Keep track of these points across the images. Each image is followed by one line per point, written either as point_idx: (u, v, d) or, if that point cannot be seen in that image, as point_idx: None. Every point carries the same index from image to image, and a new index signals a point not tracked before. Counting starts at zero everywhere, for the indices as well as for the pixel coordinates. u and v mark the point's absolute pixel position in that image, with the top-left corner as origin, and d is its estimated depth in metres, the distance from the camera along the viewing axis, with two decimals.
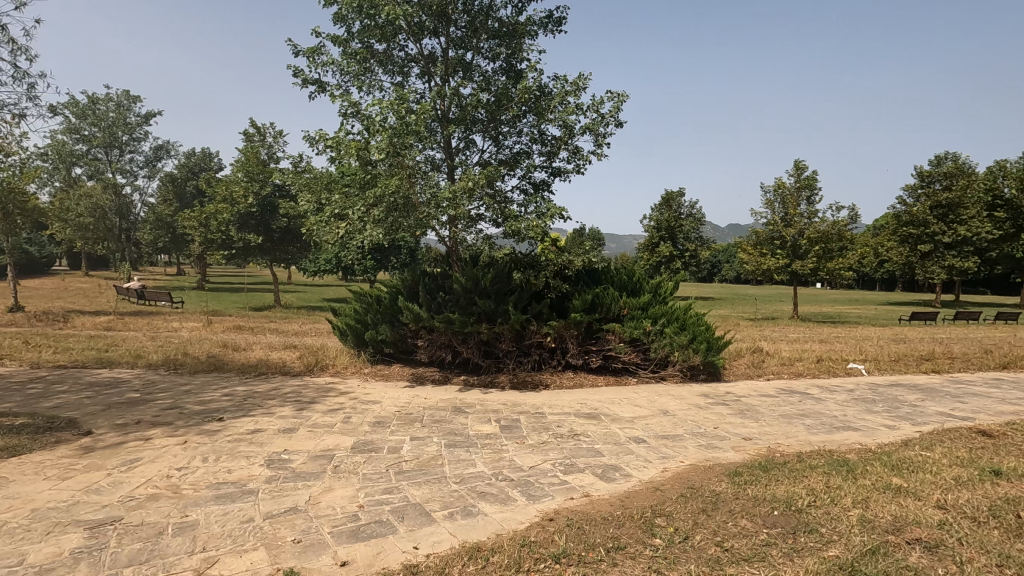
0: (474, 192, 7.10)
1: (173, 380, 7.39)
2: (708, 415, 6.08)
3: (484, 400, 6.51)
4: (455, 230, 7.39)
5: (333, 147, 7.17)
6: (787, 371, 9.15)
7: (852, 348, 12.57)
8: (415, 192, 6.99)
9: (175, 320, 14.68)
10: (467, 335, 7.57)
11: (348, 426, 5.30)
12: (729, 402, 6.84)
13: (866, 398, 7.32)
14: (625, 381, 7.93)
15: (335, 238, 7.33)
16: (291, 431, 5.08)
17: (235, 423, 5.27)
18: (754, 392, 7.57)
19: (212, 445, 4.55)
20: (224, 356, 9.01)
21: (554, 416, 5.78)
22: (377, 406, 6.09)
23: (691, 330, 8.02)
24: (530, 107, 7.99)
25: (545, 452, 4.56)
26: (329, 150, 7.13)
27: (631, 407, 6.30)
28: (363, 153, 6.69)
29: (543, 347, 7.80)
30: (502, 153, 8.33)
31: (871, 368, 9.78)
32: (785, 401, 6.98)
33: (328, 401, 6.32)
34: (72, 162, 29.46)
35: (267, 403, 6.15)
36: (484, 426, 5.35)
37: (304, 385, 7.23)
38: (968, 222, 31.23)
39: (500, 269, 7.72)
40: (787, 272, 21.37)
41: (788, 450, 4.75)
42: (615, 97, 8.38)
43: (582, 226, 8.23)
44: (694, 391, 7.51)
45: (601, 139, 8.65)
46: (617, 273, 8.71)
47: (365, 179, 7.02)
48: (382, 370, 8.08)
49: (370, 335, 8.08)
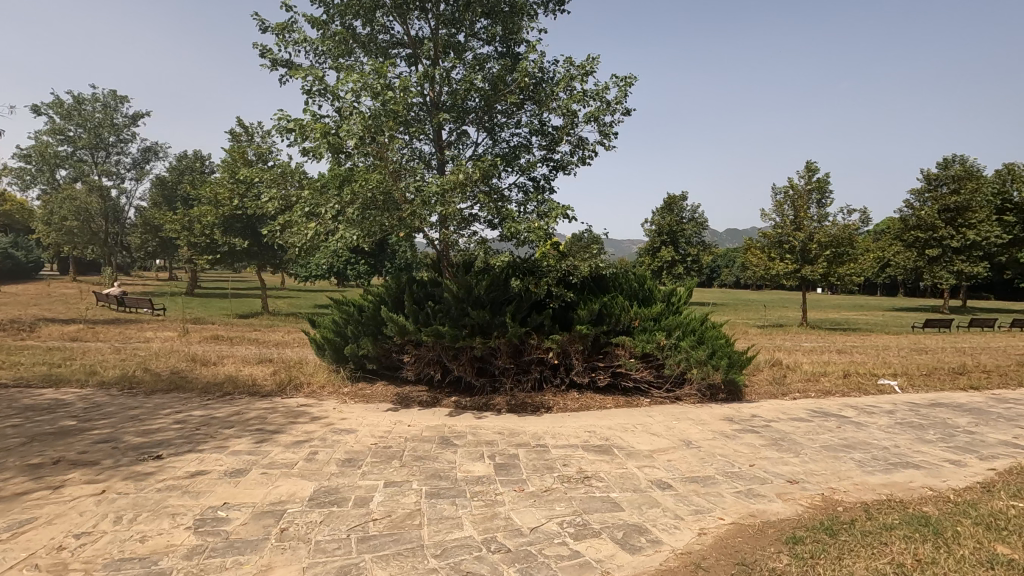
0: (467, 187, 6.25)
1: (123, 402, 6.47)
2: (739, 447, 5.20)
3: (477, 428, 5.61)
4: (446, 231, 6.52)
5: (298, 134, 6.25)
6: (813, 389, 8.25)
7: (876, 360, 11.67)
8: (398, 188, 6.11)
9: (151, 329, 13.78)
10: (458, 350, 6.69)
11: (312, 465, 4.40)
12: (759, 429, 5.94)
13: (912, 423, 6.42)
14: (637, 402, 7.05)
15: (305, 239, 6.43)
16: (240, 475, 4.17)
17: (176, 463, 4.37)
18: (784, 415, 6.68)
19: (134, 498, 3.65)
20: (190, 373, 8.09)
21: (559, 450, 4.89)
22: (351, 437, 5.19)
23: (710, 345, 7.17)
24: (530, 94, 7.15)
25: (550, 505, 3.65)
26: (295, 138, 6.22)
27: (648, 437, 5.41)
28: (333, 141, 5.76)
29: (545, 363, 6.91)
30: (498, 147, 7.50)
31: (904, 385, 8.88)
32: (823, 426, 6.10)
33: (295, 431, 5.41)
34: (57, 164, 28.40)
35: (222, 432, 5.24)
36: (475, 465, 4.45)
37: (272, 408, 6.33)
38: (978, 226, 30.45)
39: (496, 276, 6.86)
40: (796, 278, 20.54)
41: (849, 501, 3.85)
42: (624, 82, 7.57)
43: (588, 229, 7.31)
44: (716, 414, 6.61)
45: (608, 130, 7.84)
46: (626, 280, 7.85)
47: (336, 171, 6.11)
48: (363, 390, 7.18)
49: (350, 350, 7.19)
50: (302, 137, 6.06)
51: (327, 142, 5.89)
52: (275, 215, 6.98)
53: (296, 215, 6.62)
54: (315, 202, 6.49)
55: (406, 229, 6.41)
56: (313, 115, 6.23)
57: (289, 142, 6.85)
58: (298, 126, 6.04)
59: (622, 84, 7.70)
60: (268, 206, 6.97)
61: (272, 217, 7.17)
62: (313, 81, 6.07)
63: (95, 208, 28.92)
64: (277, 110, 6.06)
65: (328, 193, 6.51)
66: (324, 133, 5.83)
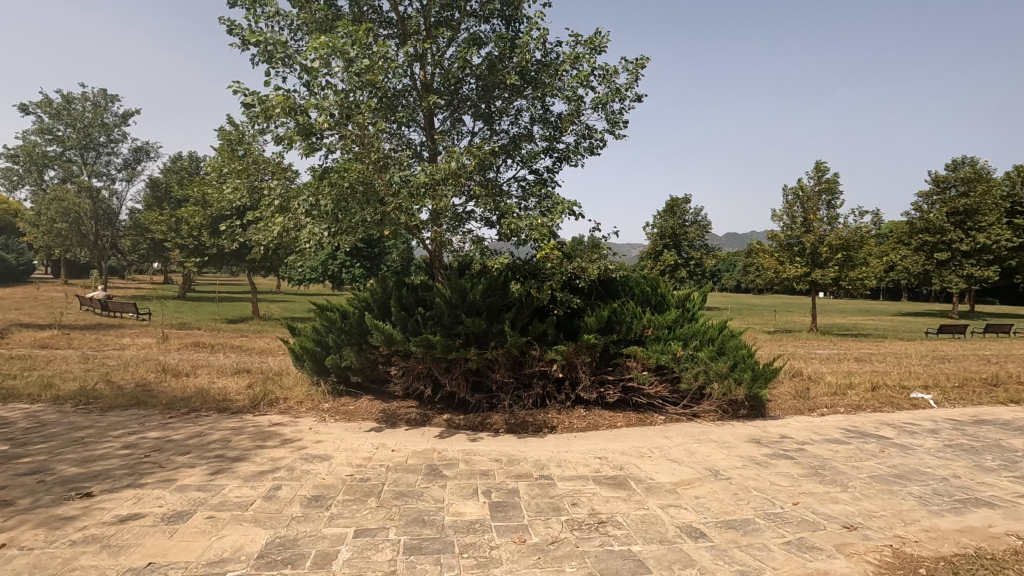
0: (460, 179, 5.55)
1: (73, 422, 5.72)
2: (776, 478, 4.47)
3: (471, 454, 4.87)
4: (438, 229, 5.79)
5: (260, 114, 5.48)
6: (842, 404, 7.51)
7: (900, 369, 10.91)
8: (380, 178, 5.38)
9: (131, 336, 13.03)
10: (451, 362, 5.97)
11: (270, 506, 3.66)
12: (793, 454, 5.21)
13: (963, 445, 5.69)
14: (651, 420, 6.33)
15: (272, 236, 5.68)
16: (181, 519, 3.44)
17: (106, 503, 3.63)
18: (816, 435, 5.95)
19: (37, 557, 2.91)
20: (156, 385, 7.34)
21: (566, 484, 4.16)
22: (324, 467, 4.45)
23: (732, 356, 6.49)
24: (532, 77, 6.45)
25: (558, 565, 2.92)
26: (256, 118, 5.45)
27: (669, 466, 4.67)
28: (300, 121, 5.00)
29: (548, 377, 6.19)
30: (497, 137, 6.82)
31: (938, 398, 8.13)
32: (865, 450, 5.36)
33: (260, 458, 4.66)
34: (45, 164, 27.42)
35: (174, 461, 4.50)
36: (467, 504, 3.73)
37: (240, 429, 5.59)
38: (988, 229, 29.74)
39: (494, 279, 6.13)
40: (806, 282, 19.86)
41: (928, 558, 3.12)
42: (634, 64, 6.88)
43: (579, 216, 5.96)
44: (741, 435, 5.87)
45: (617, 119, 7.15)
46: (637, 284, 7.15)
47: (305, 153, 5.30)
48: (345, 406, 6.46)
49: (330, 361, 6.48)
50: (264, 116, 5.30)
51: (295, 122, 5.13)
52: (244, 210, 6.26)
53: (265, 209, 5.90)
54: (285, 194, 5.77)
55: (389, 226, 5.72)
56: (277, 89, 5.45)
57: (257, 126, 6.12)
58: (261, 104, 5.29)
59: (634, 67, 7.00)
60: (229, 197, 6.18)
61: (239, 212, 6.43)
62: (282, 55, 5.35)
63: (85, 209, 28.06)
64: (231, 79, 5.26)
65: (303, 185, 5.81)
66: (289, 110, 5.05)
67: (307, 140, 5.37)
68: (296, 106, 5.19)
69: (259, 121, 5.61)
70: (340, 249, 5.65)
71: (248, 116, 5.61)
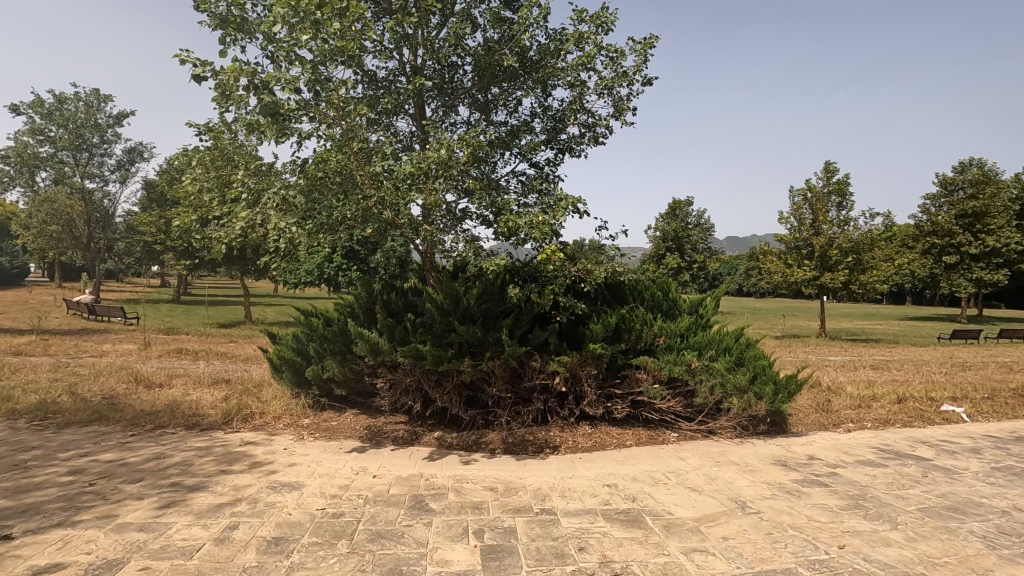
0: (450, 169, 5.00)
1: (20, 441, 5.14)
2: (812, 511, 3.89)
3: (462, 481, 4.29)
4: (427, 227, 5.23)
5: (221, 92, 4.91)
6: (868, 419, 6.92)
7: (921, 378, 10.32)
8: (362, 170, 4.83)
9: (112, 341, 12.44)
10: (442, 374, 5.40)
11: (219, 552, 3.08)
12: (827, 480, 4.63)
13: (1013, 469, 5.09)
14: (663, 438, 5.76)
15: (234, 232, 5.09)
16: (108, 571, 2.86)
17: (24, 549, 3.05)
18: (848, 457, 5.37)
19: None
20: (124, 398, 6.75)
21: (571, 520, 3.59)
22: (293, 498, 3.88)
23: (751, 368, 5.92)
24: (533, 62, 5.92)
25: None
26: (216, 97, 4.88)
27: (688, 497, 4.09)
28: (264, 98, 4.43)
29: (549, 391, 5.61)
30: (495, 128, 6.29)
31: (970, 411, 7.53)
32: (906, 476, 4.77)
33: (220, 487, 4.08)
34: (36, 165, 26.80)
35: (120, 491, 3.92)
36: (454, 549, 3.15)
37: (206, 450, 5.01)
38: (997, 232, 29.13)
39: (491, 283, 5.56)
40: (814, 286, 19.29)
41: None
42: (643, 43, 6.32)
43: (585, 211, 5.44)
44: (764, 456, 5.29)
45: (624, 106, 6.58)
46: (646, 288, 6.59)
47: (272, 135, 4.73)
48: (327, 422, 5.88)
49: (311, 373, 5.93)
50: (224, 94, 4.73)
51: (260, 103, 4.55)
52: (209, 203, 5.64)
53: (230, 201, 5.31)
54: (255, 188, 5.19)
55: (371, 222, 5.16)
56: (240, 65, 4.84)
57: (224, 112, 5.51)
58: (220, 82, 4.68)
59: (642, 48, 6.44)
60: (188, 188, 5.58)
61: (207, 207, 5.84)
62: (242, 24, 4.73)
63: (76, 210, 27.48)
64: (182, 50, 4.69)
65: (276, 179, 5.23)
66: (250, 87, 4.46)
67: (277, 125, 4.79)
68: (259, 83, 4.63)
69: (220, 102, 5.04)
70: (315, 247, 5.08)
71: (210, 96, 5.01)
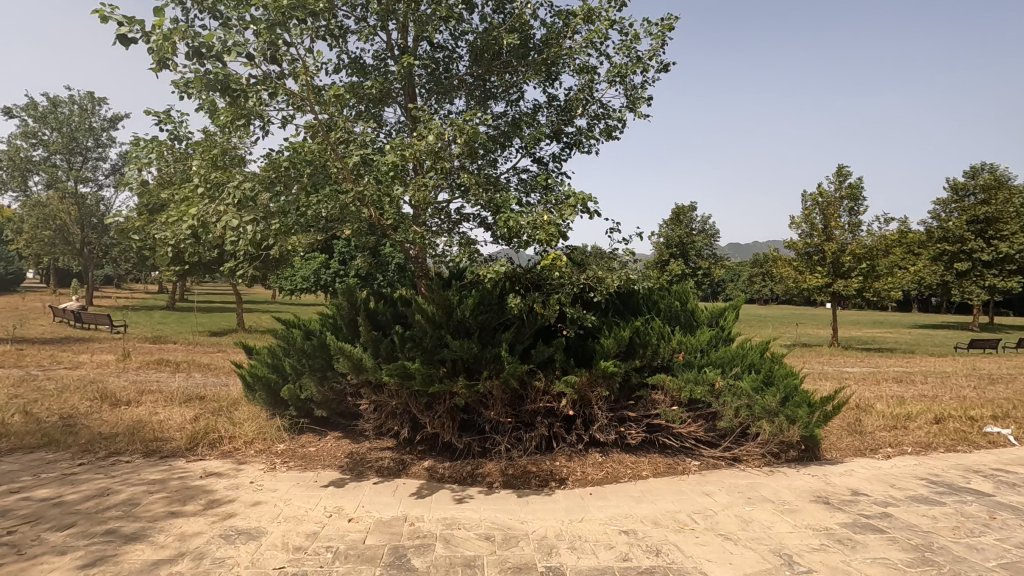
0: (442, 162, 4.39)
1: None
2: (873, 570, 3.22)
3: (453, 527, 3.63)
4: (416, 227, 4.62)
5: (167, 67, 4.31)
6: (908, 443, 6.22)
7: (953, 393, 9.59)
8: (339, 161, 4.23)
9: (90, 352, 11.75)
10: (433, 396, 4.76)
11: None
12: (881, 524, 3.95)
13: None
14: (684, 467, 5.09)
15: (185, 231, 4.46)
16: None
17: None
18: (898, 491, 4.69)
19: None
20: (82, 419, 6.09)
21: None
22: (249, 552, 3.23)
23: (782, 387, 5.25)
24: (538, 44, 5.33)
25: None
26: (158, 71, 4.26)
27: (722, 549, 3.42)
28: (214, 70, 3.84)
29: (555, 415, 4.95)
30: (494, 120, 5.70)
31: (1018, 433, 6.82)
32: (972, 518, 4.09)
33: (164, 536, 3.43)
34: (29, 169, 26.34)
35: (42, 543, 3.28)
36: None
37: (160, 484, 4.35)
38: (1011, 238, 28.28)
39: (488, 291, 4.93)
40: (827, 293, 18.64)
41: None
42: (660, 25, 5.73)
43: (591, 206, 4.79)
44: (801, 491, 4.61)
45: (638, 96, 5.98)
46: (662, 298, 5.96)
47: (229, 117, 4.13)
48: (303, 449, 5.21)
49: (287, 393, 5.30)
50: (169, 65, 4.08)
51: (211, 74, 3.90)
52: (166, 198, 4.99)
53: (178, 194, 4.68)
54: (212, 180, 4.52)
55: (350, 219, 4.58)
56: (189, 29, 4.17)
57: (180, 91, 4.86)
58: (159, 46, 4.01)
59: (659, 31, 5.84)
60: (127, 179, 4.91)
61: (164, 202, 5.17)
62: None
63: (69, 215, 26.89)
64: (106, 7, 4.10)
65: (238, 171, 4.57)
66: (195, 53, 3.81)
67: (233, 102, 4.14)
68: (210, 52, 4.01)
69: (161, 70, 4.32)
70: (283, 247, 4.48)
71: (152, 67, 4.34)
